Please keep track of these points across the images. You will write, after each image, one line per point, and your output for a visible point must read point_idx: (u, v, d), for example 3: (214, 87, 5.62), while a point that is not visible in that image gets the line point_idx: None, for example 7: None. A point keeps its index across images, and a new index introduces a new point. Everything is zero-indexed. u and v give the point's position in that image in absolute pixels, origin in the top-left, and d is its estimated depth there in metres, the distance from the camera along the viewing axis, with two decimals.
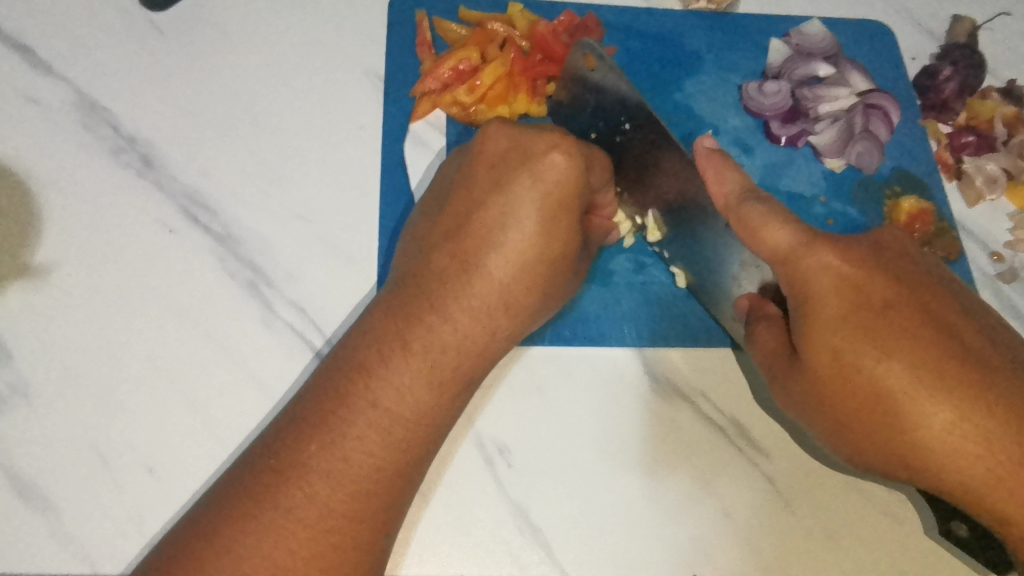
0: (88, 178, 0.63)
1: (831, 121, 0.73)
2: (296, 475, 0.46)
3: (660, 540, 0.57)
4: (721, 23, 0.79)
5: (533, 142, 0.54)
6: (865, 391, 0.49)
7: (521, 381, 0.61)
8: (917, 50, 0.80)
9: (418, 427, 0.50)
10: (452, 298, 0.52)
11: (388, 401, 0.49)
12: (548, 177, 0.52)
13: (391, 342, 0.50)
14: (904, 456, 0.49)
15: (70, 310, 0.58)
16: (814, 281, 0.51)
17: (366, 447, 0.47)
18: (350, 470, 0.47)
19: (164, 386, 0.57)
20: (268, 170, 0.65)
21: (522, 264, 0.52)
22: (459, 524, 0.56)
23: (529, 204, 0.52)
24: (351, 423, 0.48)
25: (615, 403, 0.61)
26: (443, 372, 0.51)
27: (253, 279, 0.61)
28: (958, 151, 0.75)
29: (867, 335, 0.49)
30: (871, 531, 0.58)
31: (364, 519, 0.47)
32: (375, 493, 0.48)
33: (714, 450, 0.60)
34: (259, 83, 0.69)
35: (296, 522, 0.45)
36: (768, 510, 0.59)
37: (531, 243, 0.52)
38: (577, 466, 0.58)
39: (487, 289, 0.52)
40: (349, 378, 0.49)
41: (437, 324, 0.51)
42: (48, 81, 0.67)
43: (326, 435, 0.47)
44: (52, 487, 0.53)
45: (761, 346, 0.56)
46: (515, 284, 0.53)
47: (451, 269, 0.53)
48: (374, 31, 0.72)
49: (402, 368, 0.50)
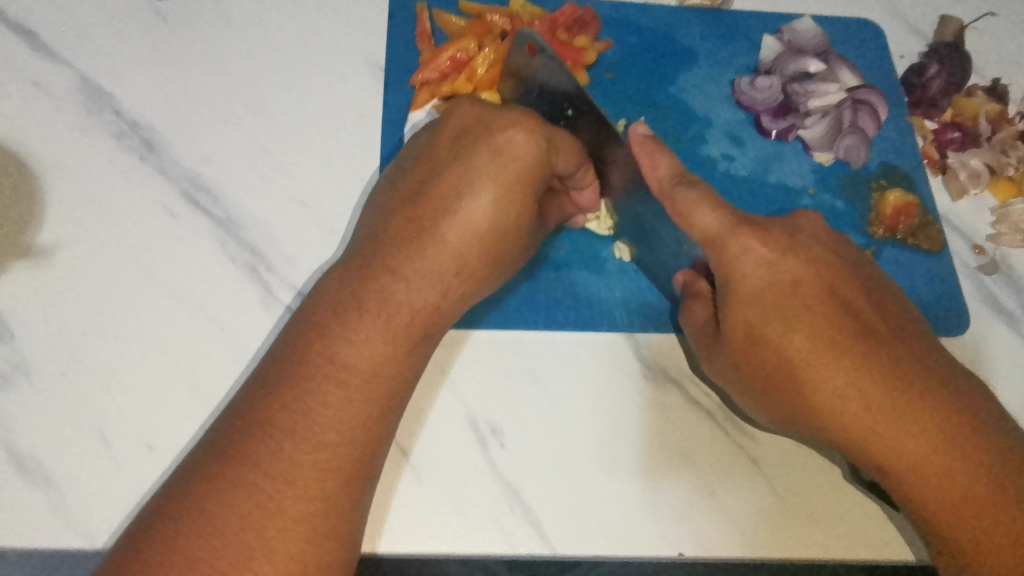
0: (90, 160, 0.64)
1: (820, 115, 0.75)
2: (263, 432, 0.48)
3: (636, 512, 0.59)
4: (714, 19, 0.80)
5: (496, 120, 0.56)
6: (772, 363, 0.53)
7: (495, 351, 0.63)
8: (906, 48, 0.82)
9: (378, 380, 0.51)
10: (409, 262, 0.53)
11: (346, 357, 0.50)
12: (507, 152, 0.54)
13: (347, 302, 0.52)
14: (808, 420, 0.53)
15: (71, 290, 0.59)
16: (736, 267, 0.54)
17: (332, 402, 0.49)
18: (312, 424, 0.48)
19: (163, 365, 0.58)
20: (267, 156, 0.66)
21: (477, 233, 0.54)
22: (452, 501, 0.57)
23: (484, 176, 0.54)
24: (312, 380, 0.49)
25: (588, 374, 0.63)
26: (399, 328, 0.52)
27: (252, 262, 0.62)
28: (943, 147, 0.77)
29: (777, 311, 0.53)
30: (850, 509, 0.60)
31: (331, 471, 0.48)
32: (342, 448, 0.49)
33: (701, 431, 0.62)
34: (259, 70, 0.70)
35: (263, 476, 0.46)
36: (754, 492, 0.60)
37: (485, 211, 0.54)
38: (558, 440, 0.60)
39: (439, 253, 0.54)
40: (310, 339, 0.51)
41: (393, 284, 0.53)
42: (50, 65, 0.67)
43: (289, 393, 0.49)
44: (53, 463, 0.54)
45: (692, 321, 0.60)
46: (469, 249, 0.54)
47: (406, 232, 0.54)
48: (374, 22, 0.73)
49: (359, 327, 0.51)
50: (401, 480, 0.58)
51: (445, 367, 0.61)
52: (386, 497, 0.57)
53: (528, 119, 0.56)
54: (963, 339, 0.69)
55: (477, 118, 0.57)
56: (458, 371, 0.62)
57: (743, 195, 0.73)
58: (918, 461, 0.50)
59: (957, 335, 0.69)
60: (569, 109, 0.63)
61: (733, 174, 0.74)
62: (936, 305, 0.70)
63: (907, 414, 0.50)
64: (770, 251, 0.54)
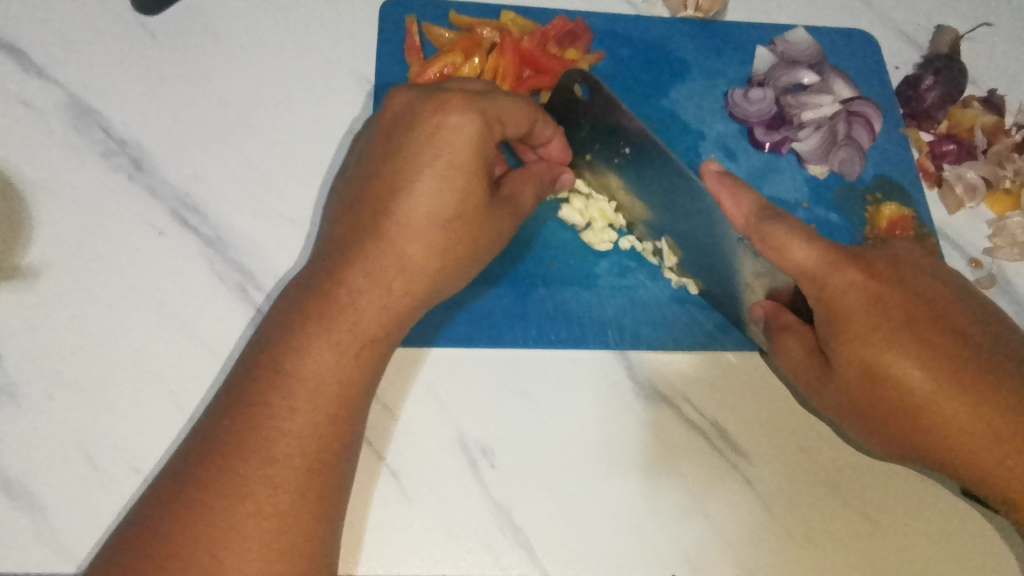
0: (79, 178, 0.64)
1: (814, 127, 0.74)
2: (219, 450, 0.47)
3: (626, 529, 0.58)
4: (707, 30, 0.80)
5: (428, 104, 0.55)
6: (885, 402, 0.53)
7: (465, 362, 0.62)
8: (900, 60, 0.82)
9: (323, 391, 0.49)
10: (355, 265, 0.52)
11: (299, 371, 0.49)
12: (441, 135, 0.53)
13: (297, 316, 0.52)
14: (911, 436, 0.53)
15: (58, 310, 0.59)
16: (846, 317, 0.54)
17: (290, 415, 0.48)
18: (264, 439, 0.48)
19: (150, 386, 0.57)
20: (257, 173, 0.66)
21: (422, 226, 0.53)
22: (443, 523, 0.57)
23: (428, 166, 0.53)
24: (273, 396, 0.49)
25: (578, 391, 0.62)
26: (343, 335, 0.51)
27: (242, 281, 0.62)
28: (938, 159, 0.76)
29: (889, 335, 0.53)
30: (842, 528, 0.60)
31: (282, 486, 0.47)
32: (298, 458, 0.48)
33: (694, 450, 0.61)
34: (248, 86, 0.69)
35: (218, 496, 0.46)
36: (747, 510, 0.60)
37: (429, 199, 0.53)
38: (559, 457, 0.60)
39: (387, 257, 0.52)
40: (264, 355, 0.51)
41: (349, 290, 0.52)
42: (38, 84, 0.67)
43: (245, 411, 0.48)
44: (39, 487, 0.54)
45: (788, 355, 0.59)
46: (418, 244, 0.53)
47: (350, 236, 0.54)
48: (364, 36, 0.73)
49: (309, 340, 0.50)
50: (390, 502, 0.57)
51: (430, 386, 0.61)
52: (375, 520, 0.56)
53: (481, 103, 0.54)
54: None
55: (406, 106, 0.56)
56: (446, 389, 0.61)
57: None
58: (970, 441, 0.51)
59: None
60: (626, 147, 0.65)
61: None
62: None
63: (1018, 434, 0.51)
64: (812, 240, 0.55)
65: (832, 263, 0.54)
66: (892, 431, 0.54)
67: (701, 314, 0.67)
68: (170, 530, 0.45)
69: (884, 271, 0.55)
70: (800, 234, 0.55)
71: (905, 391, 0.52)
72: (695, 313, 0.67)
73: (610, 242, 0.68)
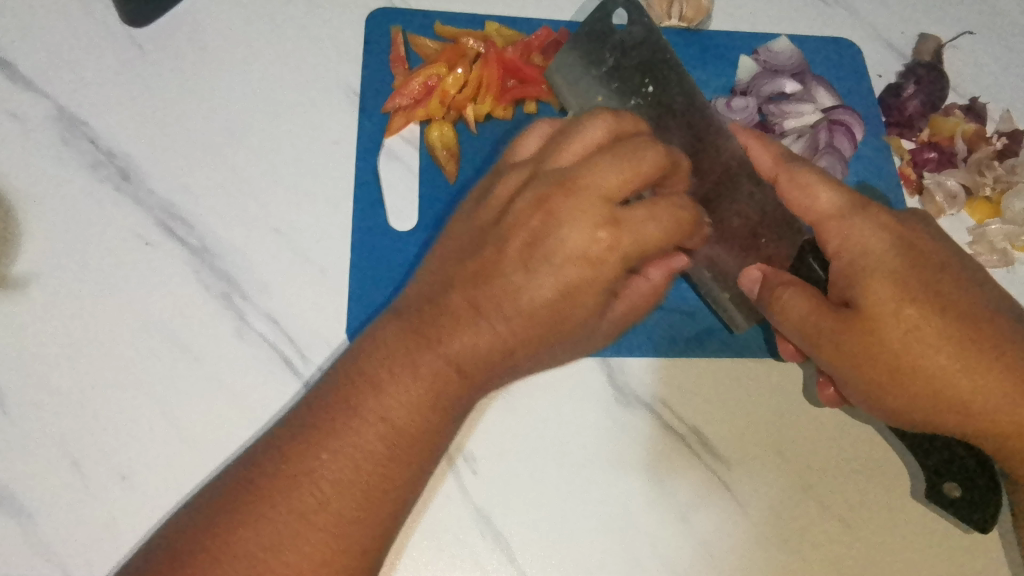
0: (68, 190, 0.65)
1: (796, 136, 0.75)
2: (296, 474, 0.46)
3: (608, 534, 0.59)
4: (690, 39, 0.81)
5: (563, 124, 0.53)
6: (901, 364, 0.51)
7: (526, 403, 0.62)
8: (883, 67, 0.83)
9: (414, 436, 0.49)
10: (460, 319, 0.50)
11: (393, 414, 0.48)
12: (574, 169, 0.50)
13: (399, 360, 0.49)
14: (916, 390, 0.51)
15: (46, 320, 0.60)
16: (872, 280, 0.51)
17: (368, 430, 0.48)
18: (347, 469, 0.47)
19: (137, 394, 0.58)
20: (243, 183, 0.67)
21: (568, 273, 0.49)
22: (424, 528, 0.58)
23: (586, 227, 0.49)
24: (358, 431, 0.47)
25: (596, 402, 0.63)
26: (446, 387, 0.49)
27: (228, 290, 0.63)
28: (920, 167, 0.77)
29: (900, 286, 0.51)
30: (820, 532, 0.61)
31: (349, 514, 0.46)
32: (377, 495, 0.48)
33: (675, 455, 0.62)
34: (234, 96, 0.70)
35: (289, 514, 0.45)
36: (728, 515, 0.61)
37: (563, 242, 0.49)
38: (545, 464, 0.61)
39: (504, 304, 0.49)
40: (353, 386, 0.49)
41: (466, 332, 0.49)
42: (29, 96, 0.68)
43: (337, 442, 0.47)
44: (27, 493, 0.55)
45: (790, 313, 0.54)
46: (533, 292, 0.50)
47: (466, 288, 0.50)
48: (349, 47, 0.74)
49: (409, 384, 0.49)
50: None
51: None
52: None
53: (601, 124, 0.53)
54: None
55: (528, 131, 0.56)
56: None
57: None
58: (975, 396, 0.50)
59: None
60: None
61: None
62: None
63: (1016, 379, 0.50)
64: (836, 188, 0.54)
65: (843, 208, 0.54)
66: (899, 387, 0.52)
67: (682, 320, 0.67)
68: (202, 562, 0.43)
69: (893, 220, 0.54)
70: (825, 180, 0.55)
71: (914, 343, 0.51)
72: (677, 319, 0.67)
73: None
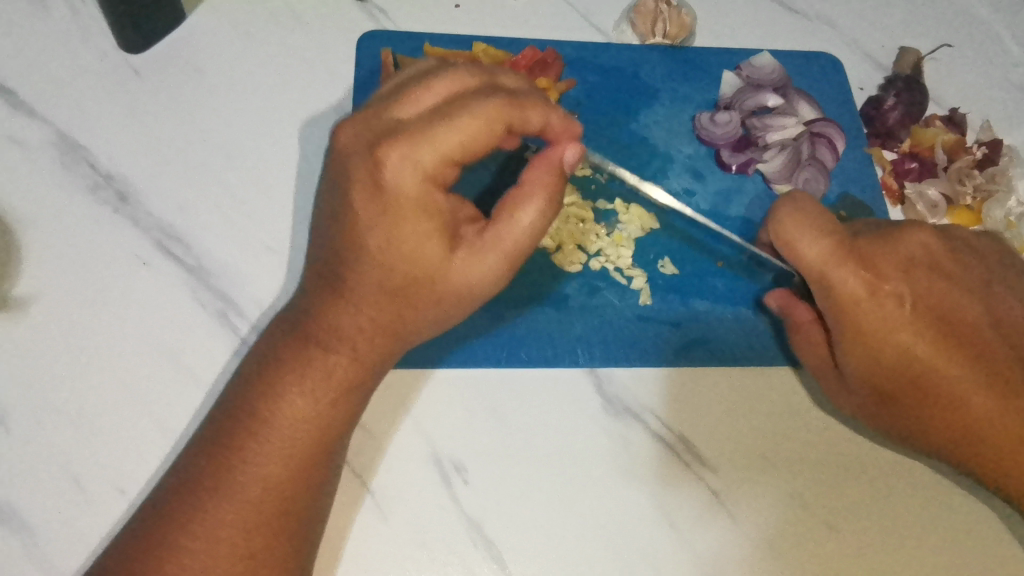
0: (66, 212, 0.67)
1: (778, 149, 0.76)
2: (195, 488, 0.51)
3: (593, 543, 0.60)
4: (675, 55, 0.82)
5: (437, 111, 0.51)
6: (926, 369, 0.57)
7: (443, 406, 0.63)
8: (864, 81, 0.85)
9: (303, 438, 0.52)
10: (334, 315, 0.53)
11: (287, 419, 0.52)
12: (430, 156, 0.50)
13: (286, 364, 0.53)
14: (917, 406, 0.58)
15: (46, 339, 0.62)
16: (861, 313, 0.58)
17: (258, 437, 0.52)
18: (237, 478, 0.51)
19: (133, 411, 0.60)
20: (238, 203, 0.69)
21: (404, 240, 0.51)
22: (417, 538, 0.59)
23: (427, 194, 0.51)
24: (249, 440, 0.51)
25: (559, 411, 0.64)
26: (325, 386, 0.53)
27: (222, 308, 0.64)
28: (901, 177, 0.78)
29: (890, 314, 0.57)
30: (808, 537, 0.62)
31: (237, 522, 0.50)
32: (268, 500, 0.51)
33: (660, 462, 0.63)
34: (230, 119, 0.72)
35: (190, 525, 0.49)
36: (716, 521, 0.62)
37: (405, 240, 0.51)
38: (529, 473, 0.62)
39: (359, 317, 0.53)
40: (247, 394, 0.53)
41: (345, 308, 0.53)
42: (28, 122, 0.70)
43: (228, 452, 0.51)
44: (26, 509, 0.56)
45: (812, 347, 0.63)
46: (394, 280, 0.52)
47: (333, 296, 0.54)
48: (343, 70, 0.76)
49: (296, 390, 0.53)
50: (366, 520, 0.59)
51: (404, 407, 0.63)
52: (350, 536, 0.58)
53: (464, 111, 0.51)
54: None
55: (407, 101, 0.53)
56: (420, 409, 0.63)
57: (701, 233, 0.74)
58: (968, 402, 0.57)
59: None
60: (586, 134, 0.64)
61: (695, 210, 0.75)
62: None
63: (996, 379, 0.57)
64: (818, 233, 0.59)
65: (831, 250, 0.59)
66: (900, 407, 0.58)
67: (669, 331, 0.69)
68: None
69: (880, 248, 0.59)
70: (803, 227, 0.59)
71: (912, 364, 0.57)
72: (665, 329, 0.69)
73: (580, 264, 0.71)
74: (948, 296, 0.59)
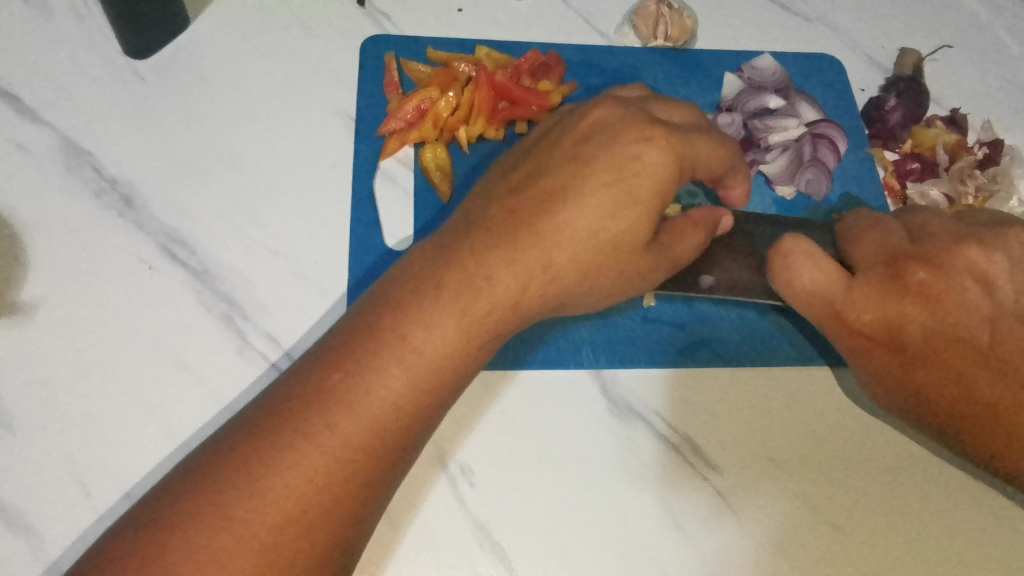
0: (72, 217, 0.67)
1: (781, 149, 0.77)
2: (263, 455, 0.45)
3: (600, 545, 0.60)
4: (676, 58, 0.83)
5: (624, 132, 0.54)
6: (951, 377, 0.55)
7: (487, 408, 0.64)
8: (865, 82, 0.85)
9: (397, 419, 0.48)
10: (447, 284, 0.51)
11: (383, 398, 0.48)
12: (629, 166, 0.53)
13: (389, 335, 0.49)
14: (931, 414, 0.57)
15: (52, 344, 0.62)
16: (869, 348, 0.57)
17: (346, 415, 0.47)
18: (317, 454, 0.45)
19: (139, 414, 0.60)
20: (242, 207, 0.69)
21: (569, 244, 0.53)
22: (423, 541, 0.59)
23: (593, 209, 0.52)
24: (336, 416, 0.47)
25: (570, 413, 0.65)
26: (426, 360, 0.49)
27: (228, 312, 0.64)
28: (903, 178, 0.79)
29: (893, 344, 0.56)
30: (813, 537, 0.62)
31: (307, 505, 0.45)
32: (345, 488, 0.46)
33: (666, 464, 0.63)
34: (233, 124, 0.73)
35: (255, 499, 0.44)
36: (723, 523, 0.62)
37: (581, 227, 0.52)
38: (536, 476, 0.62)
39: (497, 290, 0.51)
40: (343, 358, 0.49)
41: (486, 272, 0.52)
42: (33, 127, 0.70)
43: (312, 425, 0.46)
44: (33, 513, 0.56)
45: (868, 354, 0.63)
46: (537, 276, 0.53)
47: (461, 262, 0.52)
48: (345, 74, 0.76)
49: (396, 365, 0.48)
50: (372, 523, 0.59)
51: None
52: None
53: (676, 140, 0.54)
54: None
55: (592, 120, 0.56)
56: None
57: None
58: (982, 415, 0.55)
59: None
60: None
61: None
62: None
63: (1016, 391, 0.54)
64: (814, 271, 0.58)
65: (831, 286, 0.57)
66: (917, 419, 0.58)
67: (672, 333, 0.69)
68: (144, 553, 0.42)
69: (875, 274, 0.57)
70: (797, 264, 0.58)
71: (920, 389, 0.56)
72: (669, 332, 0.69)
73: None
74: (955, 307, 0.56)
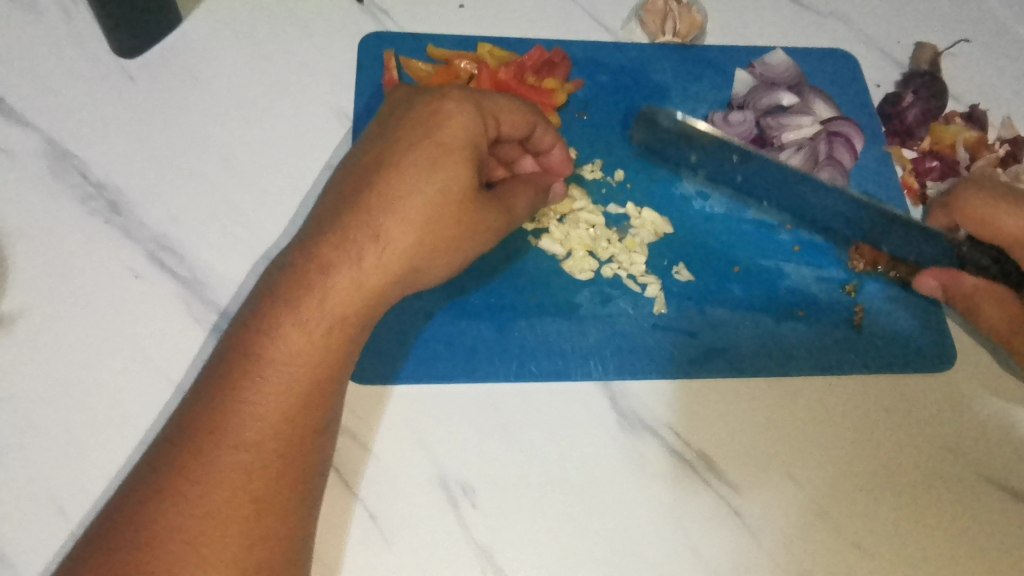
0: (56, 223, 0.64)
1: (795, 148, 0.74)
2: (188, 457, 0.46)
3: (607, 567, 0.57)
4: (685, 54, 0.80)
5: (426, 102, 0.53)
6: None
7: (487, 420, 0.61)
8: (882, 77, 0.82)
9: (302, 380, 0.48)
10: (328, 261, 0.49)
11: (286, 361, 0.48)
12: (435, 126, 0.51)
13: (270, 311, 0.49)
14: None
15: (35, 358, 0.59)
16: None
17: (256, 390, 0.47)
18: (235, 434, 0.46)
19: (125, 433, 0.57)
20: (234, 213, 0.66)
21: (411, 208, 0.49)
22: (423, 565, 0.56)
23: (426, 169, 0.50)
24: (246, 395, 0.47)
25: (575, 428, 0.62)
26: (323, 324, 0.49)
27: (219, 323, 0.61)
28: (922, 176, 0.75)
29: None
30: (834, 557, 0.59)
31: (242, 487, 0.46)
32: (268, 461, 0.47)
33: (678, 481, 0.60)
34: (225, 126, 0.70)
35: (184, 497, 0.45)
36: (739, 543, 0.59)
37: (421, 193, 0.50)
38: (541, 494, 0.59)
39: (364, 265, 0.49)
40: (241, 342, 0.49)
41: (366, 235, 0.49)
42: (15, 130, 0.67)
43: (222, 412, 0.47)
44: (11, 540, 0.53)
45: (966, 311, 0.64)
46: (405, 245, 0.50)
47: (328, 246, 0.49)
48: (343, 73, 0.73)
49: (291, 334, 0.48)
50: (370, 547, 0.56)
51: (412, 425, 0.60)
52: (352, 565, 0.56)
53: (472, 94, 0.53)
54: (951, 374, 0.67)
55: (401, 98, 0.55)
56: (427, 427, 0.60)
57: (712, 239, 0.71)
58: None
59: (946, 369, 0.67)
60: None
61: (709, 213, 0.72)
62: (917, 342, 0.68)
63: None
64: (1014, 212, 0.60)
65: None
66: None
67: (684, 341, 0.66)
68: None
69: None
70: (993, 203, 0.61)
71: None
72: (681, 340, 0.66)
73: (591, 271, 0.68)
74: None
